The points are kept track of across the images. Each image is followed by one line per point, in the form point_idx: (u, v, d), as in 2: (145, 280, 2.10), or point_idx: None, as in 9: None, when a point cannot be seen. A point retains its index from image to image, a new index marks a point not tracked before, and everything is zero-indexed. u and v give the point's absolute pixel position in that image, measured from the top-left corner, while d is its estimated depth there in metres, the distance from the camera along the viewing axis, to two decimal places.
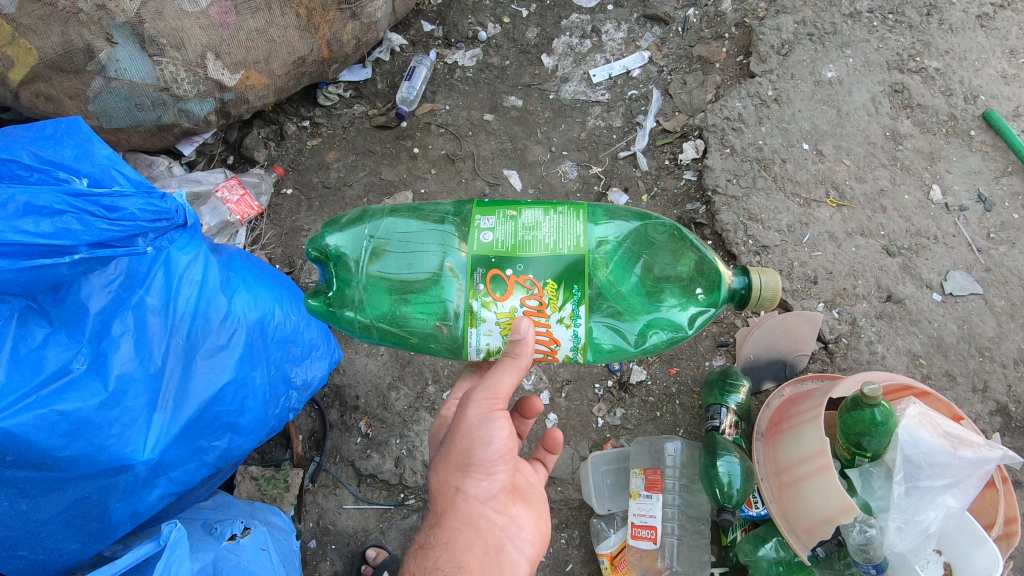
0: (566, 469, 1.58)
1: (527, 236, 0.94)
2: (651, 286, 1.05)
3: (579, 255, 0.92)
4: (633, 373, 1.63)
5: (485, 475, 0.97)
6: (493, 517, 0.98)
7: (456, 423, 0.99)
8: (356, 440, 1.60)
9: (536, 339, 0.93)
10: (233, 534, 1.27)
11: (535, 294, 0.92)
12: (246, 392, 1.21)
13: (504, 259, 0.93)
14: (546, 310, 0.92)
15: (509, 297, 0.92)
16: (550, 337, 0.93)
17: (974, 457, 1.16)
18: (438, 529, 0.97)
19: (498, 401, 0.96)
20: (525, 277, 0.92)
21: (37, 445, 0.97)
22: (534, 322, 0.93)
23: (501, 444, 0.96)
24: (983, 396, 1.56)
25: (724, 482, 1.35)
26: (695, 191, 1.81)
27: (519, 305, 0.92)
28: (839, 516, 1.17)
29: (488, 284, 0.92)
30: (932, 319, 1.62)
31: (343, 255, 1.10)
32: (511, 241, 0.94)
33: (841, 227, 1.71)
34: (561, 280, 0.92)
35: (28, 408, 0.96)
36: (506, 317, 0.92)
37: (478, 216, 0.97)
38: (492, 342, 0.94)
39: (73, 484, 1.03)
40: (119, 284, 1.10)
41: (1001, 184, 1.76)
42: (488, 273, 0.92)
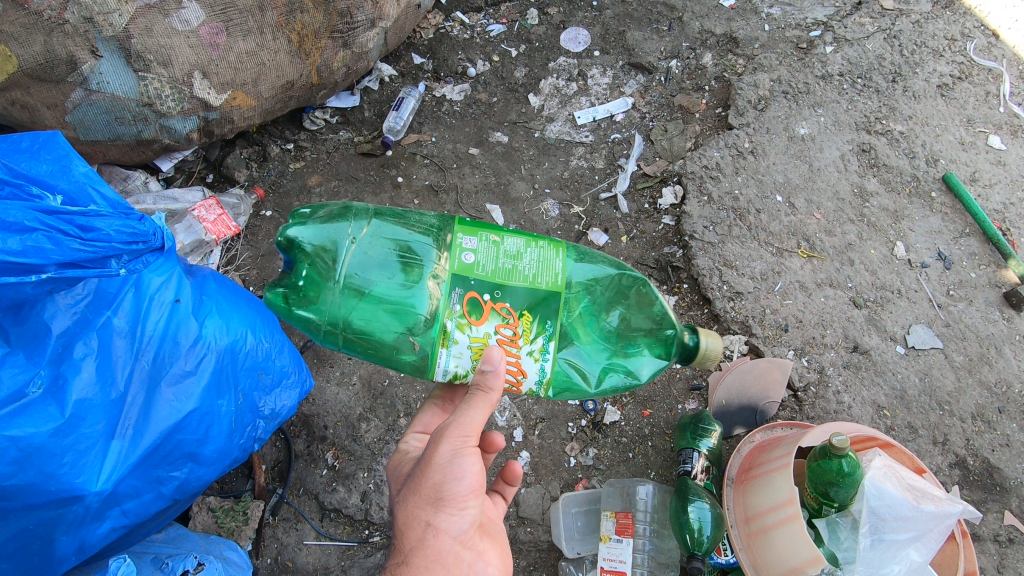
0: (535, 509, 1.55)
1: (507, 264, 0.93)
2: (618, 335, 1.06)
3: (557, 292, 0.93)
4: (608, 414, 1.63)
5: (457, 510, 0.95)
6: (461, 552, 0.95)
7: (427, 456, 0.97)
8: (322, 472, 1.55)
9: (506, 369, 0.93)
10: (186, 570, 1.21)
11: (510, 323, 0.92)
12: (211, 421, 1.16)
13: (484, 282, 0.92)
14: (519, 341, 0.92)
15: (485, 322, 0.91)
16: (518, 367, 0.93)
17: (936, 511, 1.18)
18: (406, 567, 0.93)
19: (472, 436, 0.96)
20: (502, 305, 0.92)
21: None
22: (505, 352, 0.93)
23: (474, 479, 0.95)
24: (943, 449, 1.60)
25: (693, 528, 1.35)
26: (672, 235, 1.85)
27: (492, 332, 0.91)
28: (806, 567, 1.17)
29: (464, 306, 0.91)
30: (896, 371, 1.67)
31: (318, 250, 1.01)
32: (492, 266, 0.92)
33: (811, 277, 1.76)
34: (537, 313, 0.92)
35: None
36: (478, 343, 0.91)
37: (459, 234, 0.94)
38: (461, 365, 0.93)
39: (17, 515, 0.97)
40: (85, 305, 1.07)
41: (960, 244, 1.85)
42: (465, 295, 0.91)
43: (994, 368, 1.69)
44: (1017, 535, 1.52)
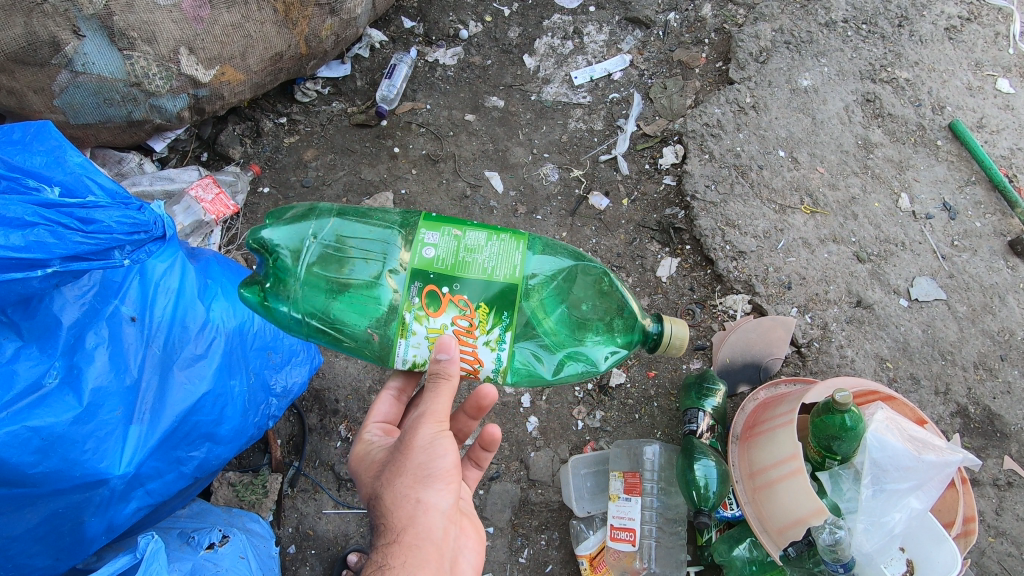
0: (546, 471, 1.58)
1: (464, 256, 0.96)
2: (574, 323, 1.11)
3: (507, 283, 0.95)
4: (613, 376, 1.67)
5: (445, 486, 0.95)
6: (447, 530, 0.95)
7: (405, 442, 0.98)
8: (336, 444, 1.60)
9: (461, 357, 0.97)
10: (212, 543, 1.28)
11: (467, 314, 0.95)
12: (225, 401, 1.16)
13: (443, 275, 0.95)
14: (475, 331, 0.96)
15: (442, 313, 0.94)
16: (475, 356, 0.97)
17: (937, 460, 1.21)
18: (394, 546, 0.91)
19: (443, 422, 0.98)
20: (458, 297, 0.95)
21: (7, 463, 0.91)
22: (461, 340, 0.96)
23: (454, 456, 0.97)
24: (945, 398, 1.62)
25: (700, 485, 1.37)
26: (673, 196, 1.83)
27: (450, 322, 0.95)
28: (811, 518, 1.22)
29: (421, 297, 0.95)
30: (899, 324, 1.68)
31: (280, 250, 1.06)
32: (451, 260, 0.95)
33: (814, 233, 1.76)
34: (497, 301, 0.95)
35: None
36: (435, 333, 0.95)
37: (423, 230, 0.98)
38: (418, 353, 0.96)
39: (46, 499, 0.96)
40: (93, 295, 1.04)
41: (965, 193, 1.83)
42: (423, 287, 0.95)
43: (997, 318, 1.69)
44: (1017, 478, 1.55)
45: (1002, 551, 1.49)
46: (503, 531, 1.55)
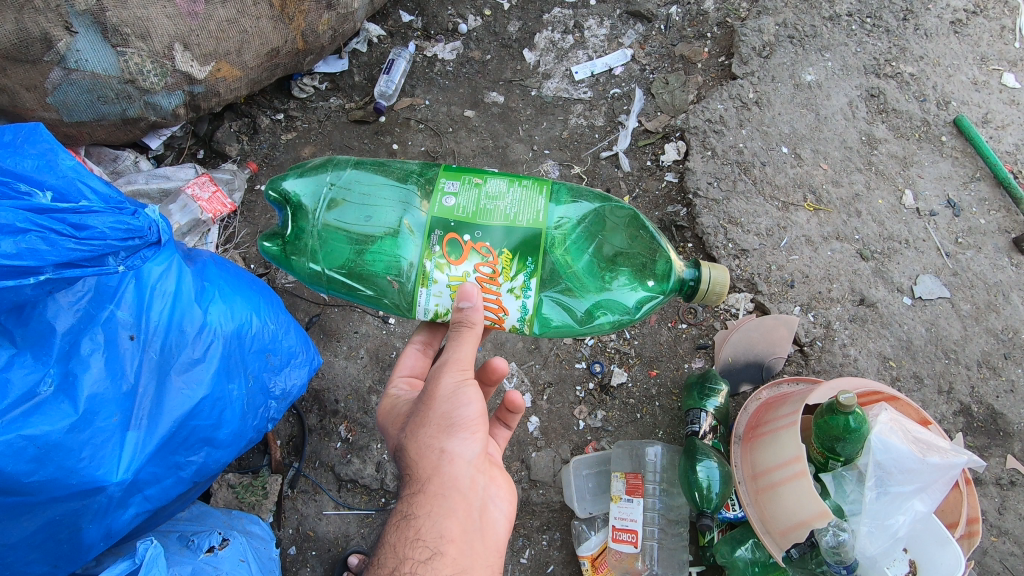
0: (547, 471, 1.57)
1: (485, 205, 0.99)
2: (605, 267, 1.11)
3: (530, 227, 0.97)
4: (615, 375, 1.67)
5: (469, 435, 0.94)
6: (475, 480, 0.94)
7: (430, 389, 0.97)
8: (336, 445, 1.59)
9: (485, 305, 0.99)
10: (211, 547, 1.27)
11: (489, 262, 0.97)
12: (223, 405, 1.14)
13: (463, 223, 0.98)
14: (498, 278, 0.97)
15: (463, 261, 0.97)
16: (499, 304, 0.98)
17: (941, 462, 1.19)
18: (420, 494, 0.92)
19: (467, 367, 0.97)
20: (481, 245, 0.97)
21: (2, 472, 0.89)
22: (484, 289, 0.97)
23: (480, 405, 0.95)
24: (949, 397, 1.61)
25: (703, 486, 1.36)
26: (675, 193, 1.81)
27: (472, 271, 0.97)
28: (814, 521, 1.21)
29: (444, 246, 0.97)
30: (902, 322, 1.66)
31: (302, 204, 1.16)
32: (471, 208, 0.99)
33: (818, 231, 1.74)
34: (518, 245, 0.97)
35: None
36: (457, 281, 0.97)
37: (443, 180, 1.02)
38: (440, 304, 0.98)
39: (44, 507, 0.95)
40: (88, 300, 1.02)
41: (970, 190, 1.81)
42: (445, 236, 0.97)
43: (1002, 316, 1.68)
44: (1020, 477, 1.54)
45: (1005, 550, 1.49)
46: None
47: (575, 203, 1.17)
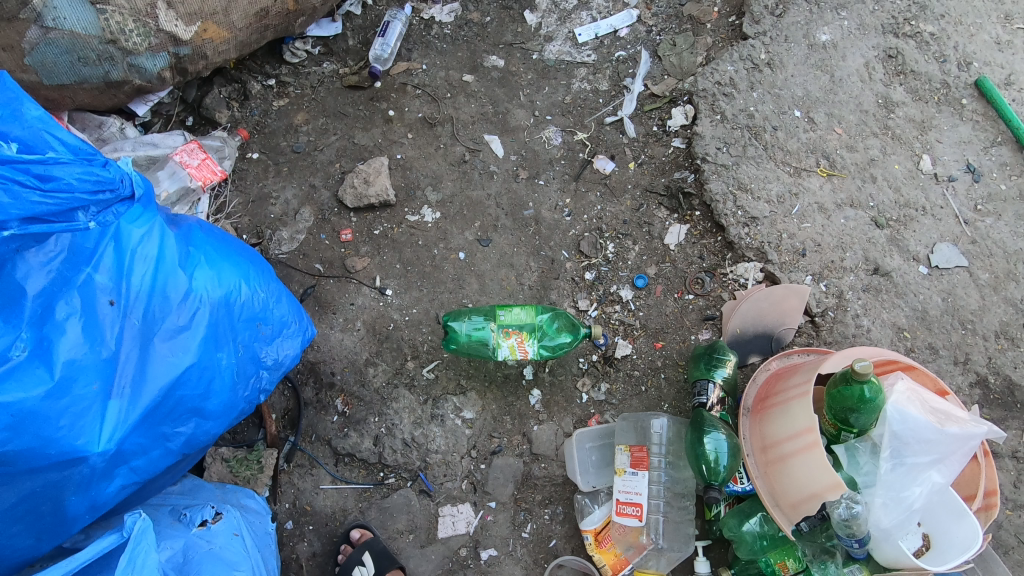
0: (550, 445, 1.53)
1: (520, 317, 1.54)
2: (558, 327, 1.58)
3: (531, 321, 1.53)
4: (619, 348, 1.62)
5: None
6: None
7: None
8: (333, 418, 1.55)
9: (517, 350, 1.49)
10: (204, 520, 1.23)
11: (518, 338, 1.50)
12: (211, 375, 1.10)
13: (510, 320, 1.53)
14: (524, 344, 1.49)
15: (509, 337, 1.50)
16: (523, 350, 1.49)
17: (960, 432, 1.15)
18: None
19: None
20: (508, 331, 1.50)
21: None
22: (519, 349, 1.49)
23: None
24: (964, 368, 1.56)
25: (710, 459, 1.32)
26: (683, 159, 1.74)
27: (513, 343, 1.49)
28: (827, 493, 1.16)
29: (506, 334, 1.50)
30: (918, 292, 1.60)
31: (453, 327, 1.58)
32: (517, 322, 1.52)
33: (831, 198, 1.67)
34: (529, 328, 1.52)
35: None
36: (509, 348, 1.49)
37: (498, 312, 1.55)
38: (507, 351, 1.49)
39: (22, 477, 0.91)
40: (61, 262, 0.97)
41: (990, 154, 1.74)
42: (504, 329, 1.51)
43: (1021, 285, 1.62)
44: None
45: (1019, 524, 1.45)
46: (505, 506, 1.50)
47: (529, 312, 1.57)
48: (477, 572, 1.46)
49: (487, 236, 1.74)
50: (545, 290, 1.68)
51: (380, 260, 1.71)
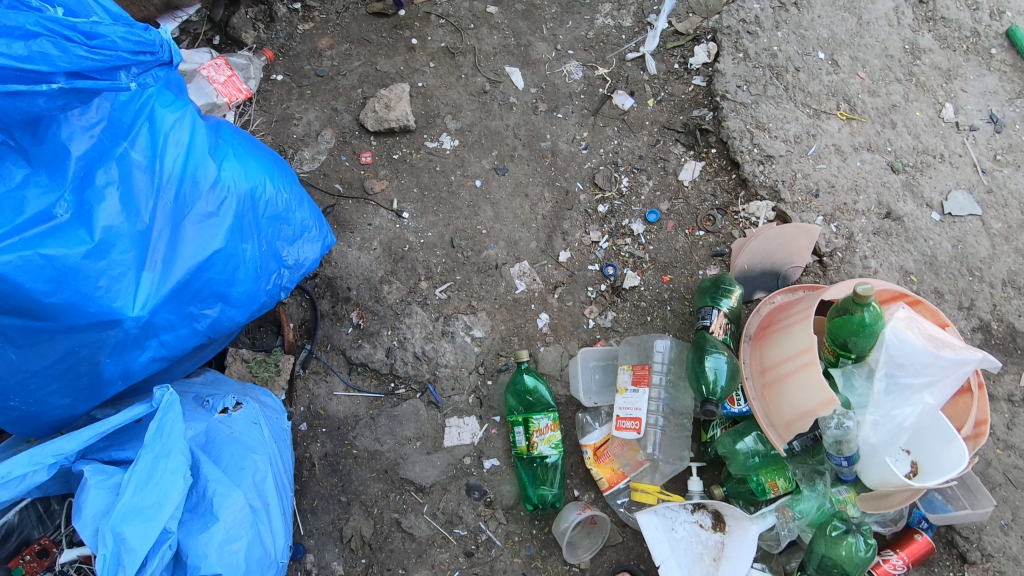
0: (555, 365, 1.59)
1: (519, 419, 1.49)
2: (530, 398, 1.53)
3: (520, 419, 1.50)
4: (627, 279, 1.65)
5: None
6: None
7: None
8: (348, 330, 1.62)
9: (549, 430, 1.47)
10: (225, 408, 1.31)
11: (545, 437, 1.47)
12: (236, 264, 1.15)
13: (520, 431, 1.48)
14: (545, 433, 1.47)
15: (544, 443, 1.47)
16: (547, 430, 1.47)
17: (954, 359, 1.17)
18: None
19: None
20: (544, 441, 1.47)
21: (22, 288, 0.91)
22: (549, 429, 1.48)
23: None
24: (968, 313, 1.57)
25: (709, 378, 1.36)
26: (702, 97, 1.75)
27: (549, 441, 1.47)
28: (818, 410, 1.21)
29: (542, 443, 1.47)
30: (928, 237, 1.61)
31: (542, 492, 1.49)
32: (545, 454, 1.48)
33: (849, 141, 1.67)
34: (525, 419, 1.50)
35: (12, 249, 0.90)
36: (551, 440, 1.47)
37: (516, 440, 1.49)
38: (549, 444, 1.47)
39: (62, 333, 0.97)
40: (101, 132, 1.02)
41: (1015, 105, 1.73)
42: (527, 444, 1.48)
43: None
44: None
45: (1009, 463, 1.47)
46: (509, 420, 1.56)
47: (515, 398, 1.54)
48: (480, 480, 1.53)
49: (503, 165, 1.76)
50: (558, 220, 1.71)
51: (398, 184, 1.75)
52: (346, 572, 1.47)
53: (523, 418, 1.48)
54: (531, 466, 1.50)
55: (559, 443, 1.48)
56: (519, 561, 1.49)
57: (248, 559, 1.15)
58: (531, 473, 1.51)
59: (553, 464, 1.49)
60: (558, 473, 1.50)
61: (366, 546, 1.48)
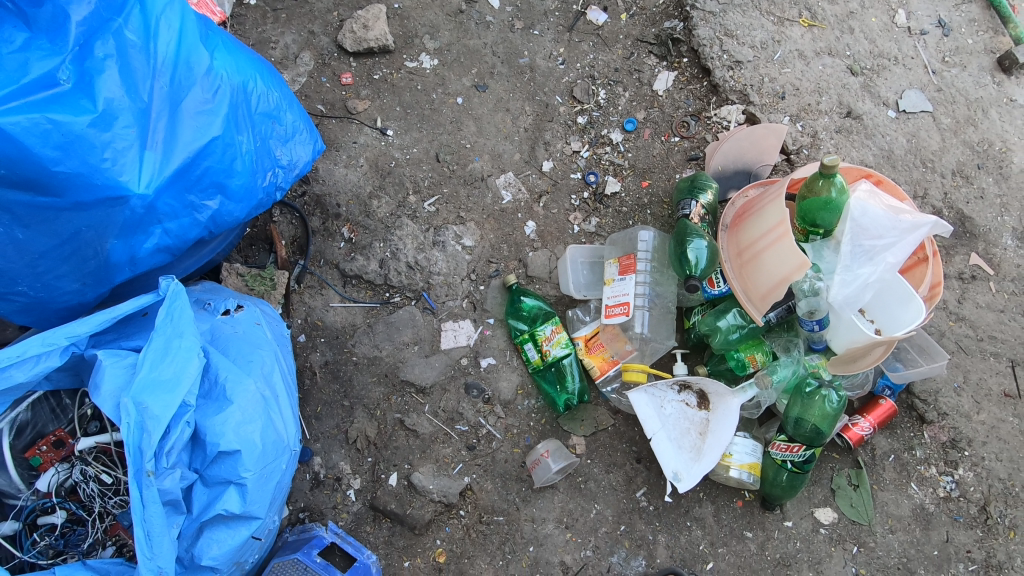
0: (544, 269, 1.66)
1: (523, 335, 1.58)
2: (530, 316, 1.61)
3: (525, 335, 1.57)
4: (608, 185, 1.72)
5: None
6: None
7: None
8: (340, 245, 1.65)
9: (556, 335, 1.55)
10: (227, 309, 1.34)
11: (554, 342, 1.55)
12: (234, 154, 1.17)
13: (528, 345, 1.56)
14: (553, 340, 1.55)
15: (555, 347, 1.55)
16: (554, 336, 1.55)
17: (911, 222, 1.29)
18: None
19: None
20: (554, 346, 1.55)
21: (31, 153, 0.95)
22: (557, 334, 1.55)
23: None
24: (922, 202, 1.69)
25: (690, 262, 1.46)
26: (672, 9, 1.82)
27: (560, 344, 1.55)
28: (793, 275, 1.31)
29: (553, 348, 1.55)
30: (885, 133, 1.72)
31: (570, 393, 1.57)
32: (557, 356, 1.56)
33: (810, 46, 1.77)
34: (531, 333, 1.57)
35: (20, 111, 0.93)
36: (561, 343, 1.55)
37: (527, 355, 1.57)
38: (560, 346, 1.55)
39: (70, 208, 1.00)
40: (97, 5, 1.02)
41: (960, 11, 1.85)
42: (539, 354, 1.56)
43: (979, 129, 1.75)
44: (980, 273, 1.65)
45: (961, 333, 1.61)
46: (502, 322, 1.62)
47: (514, 320, 1.61)
48: (477, 378, 1.59)
49: (483, 82, 1.79)
50: (539, 132, 1.76)
51: (380, 103, 1.76)
52: (353, 471, 1.53)
53: (529, 334, 1.56)
54: (550, 374, 1.58)
55: (568, 342, 1.56)
56: (520, 451, 1.55)
57: (264, 440, 1.18)
58: (552, 380, 1.58)
59: (570, 364, 1.57)
60: (578, 370, 1.58)
61: (371, 445, 1.54)
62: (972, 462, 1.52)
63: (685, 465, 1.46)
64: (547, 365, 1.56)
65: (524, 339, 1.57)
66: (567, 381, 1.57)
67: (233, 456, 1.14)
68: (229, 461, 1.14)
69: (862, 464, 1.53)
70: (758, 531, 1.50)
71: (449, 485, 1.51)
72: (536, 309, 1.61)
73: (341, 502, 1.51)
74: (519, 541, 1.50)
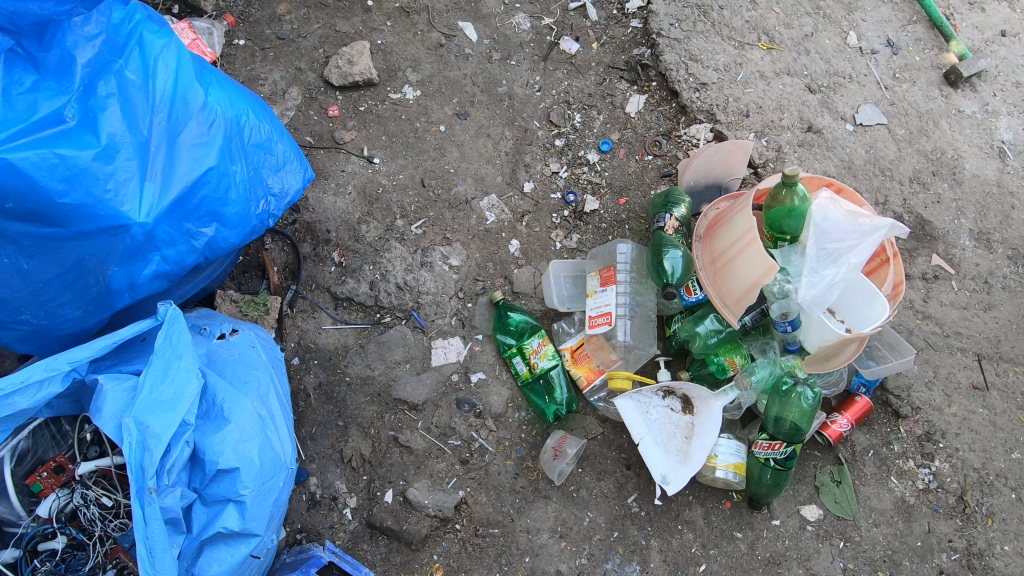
0: (529, 284, 1.72)
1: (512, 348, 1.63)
2: (519, 330, 1.66)
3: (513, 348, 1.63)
4: (587, 204, 1.79)
5: None
6: None
7: None
8: (330, 269, 1.70)
9: (543, 347, 1.60)
10: (223, 333, 1.38)
11: (541, 354, 1.60)
12: (228, 184, 1.22)
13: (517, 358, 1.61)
14: (540, 351, 1.60)
15: (542, 359, 1.60)
16: (540, 348, 1.60)
17: (870, 226, 1.38)
18: None
19: None
20: (541, 357, 1.60)
21: (38, 185, 1.02)
22: (544, 346, 1.60)
23: None
24: (884, 208, 1.79)
25: (666, 271, 1.58)
26: (640, 37, 1.94)
27: (547, 355, 1.60)
28: (763, 278, 1.38)
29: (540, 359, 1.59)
30: (844, 146, 1.83)
31: (558, 404, 1.60)
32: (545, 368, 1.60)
33: (770, 67, 1.89)
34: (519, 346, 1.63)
35: (29, 147, 1.01)
36: (548, 354, 1.60)
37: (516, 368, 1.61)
38: (547, 357, 1.60)
39: (74, 237, 1.07)
40: (100, 48, 1.11)
41: (907, 31, 1.98)
42: (527, 366, 1.60)
43: (931, 139, 1.86)
44: (942, 273, 1.74)
45: (928, 330, 1.68)
46: (491, 337, 1.68)
47: (503, 335, 1.66)
48: (468, 393, 1.63)
49: (464, 110, 1.88)
50: (519, 155, 1.84)
51: (367, 133, 1.85)
52: (350, 489, 1.55)
53: (517, 347, 1.61)
54: (539, 387, 1.62)
55: (555, 354, 1.61)
56: (512, 462, 1.58)
57: (262, 458, 1.21)
58: (541, 391, 1.62)
59: (557, 375, 1.61)
60: (566, 381, 1.63)
61: (366, 463, 1.57)
62: (947, 454, 1.59)
63: (672, 468, 1.50)
64: (535, 377, 1.61)
65: (513, 352, 1.62)
66: (555, 393, 1.61)
67: (232, 473, 1.17)
68: (228, 478, 1.17)
69: (843, 460, 1.59)
70: (747, 530, 1.54)
71: (444, 500, 1.54)
72: (524, 324, 1.67)
73: (338, 521, 1.53)
74: (516, 552, 1.52)
